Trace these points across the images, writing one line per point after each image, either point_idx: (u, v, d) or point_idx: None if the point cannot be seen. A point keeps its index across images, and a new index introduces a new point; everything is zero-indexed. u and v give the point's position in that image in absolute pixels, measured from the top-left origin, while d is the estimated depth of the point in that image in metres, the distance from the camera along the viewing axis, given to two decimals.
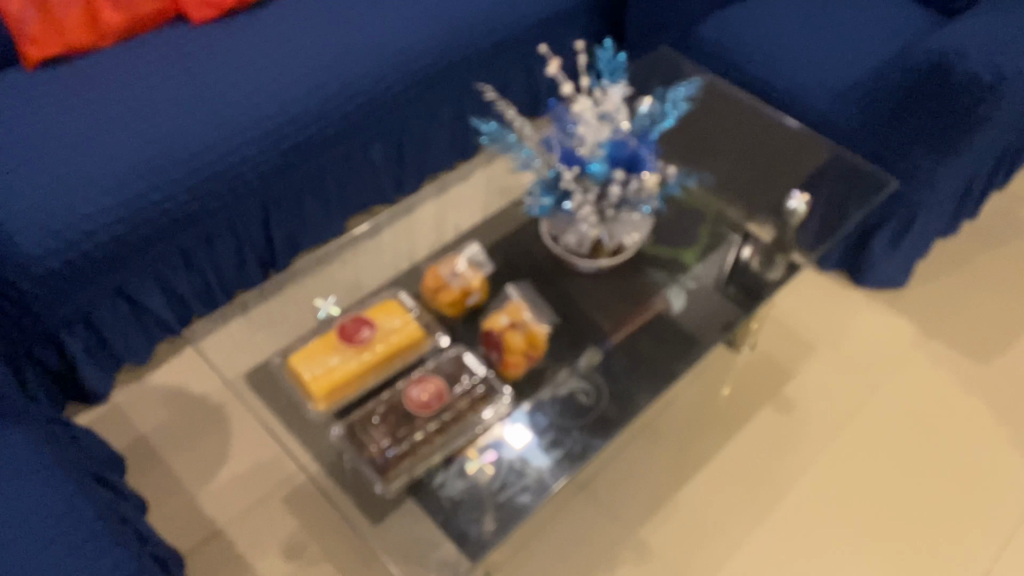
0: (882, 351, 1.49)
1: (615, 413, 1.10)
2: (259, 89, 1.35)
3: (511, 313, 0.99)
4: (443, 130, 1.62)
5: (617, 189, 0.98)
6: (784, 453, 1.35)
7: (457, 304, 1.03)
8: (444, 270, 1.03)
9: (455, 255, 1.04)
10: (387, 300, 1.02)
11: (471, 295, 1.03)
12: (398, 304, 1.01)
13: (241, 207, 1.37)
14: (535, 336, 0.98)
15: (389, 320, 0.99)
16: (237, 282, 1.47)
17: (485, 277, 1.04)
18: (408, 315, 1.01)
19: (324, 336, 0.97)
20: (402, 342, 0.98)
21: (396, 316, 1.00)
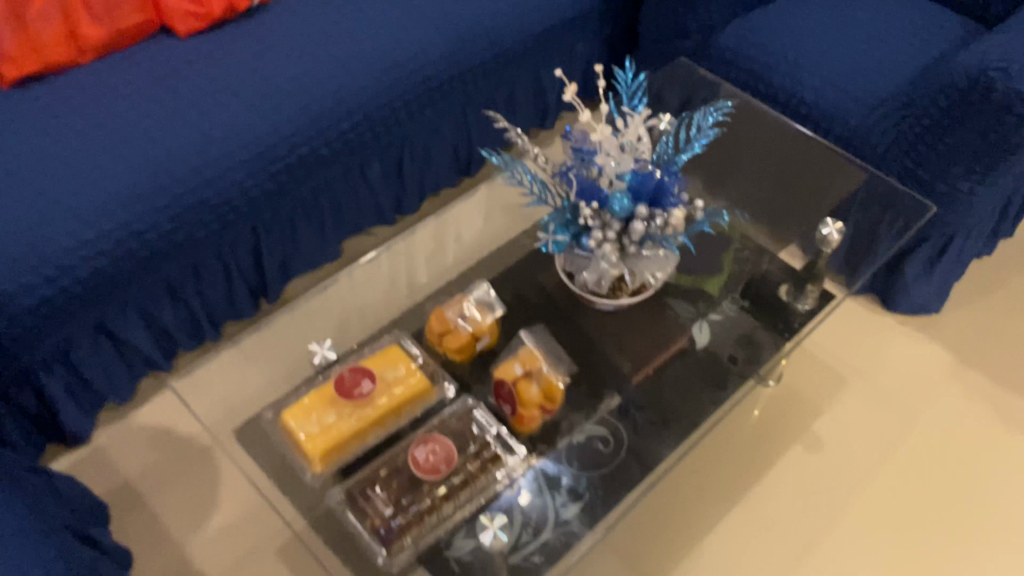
0: (913, 385, 1.42)
1: (641, 462, 1.05)
2: (250, 107, 1.26)
3: (525, 361, 0.90)
4: (447, 148, 1.53)
5: (641, 225, 0.89)
6: (813, 495, 1.28)
7: (465, 349, 0.95)
8: (451, 313, 0.94)
9: (465, 294, 0.96)
10: (388, 346, 0.93)
11: (481, 339, 0.95)
12: (400, 351, 0.93)
13: (232, 235, 1.28)
14: (552, 387, 0.89)
15: (391, 370, 0.90)
16: (228, 312, 1.38)
17: (496, 318, 0.95)
18: (410, 362, 0.92)
19: (319, 390, 0.88)
20: (407, 394, 0.89)
21: (399, 365, 0.91)
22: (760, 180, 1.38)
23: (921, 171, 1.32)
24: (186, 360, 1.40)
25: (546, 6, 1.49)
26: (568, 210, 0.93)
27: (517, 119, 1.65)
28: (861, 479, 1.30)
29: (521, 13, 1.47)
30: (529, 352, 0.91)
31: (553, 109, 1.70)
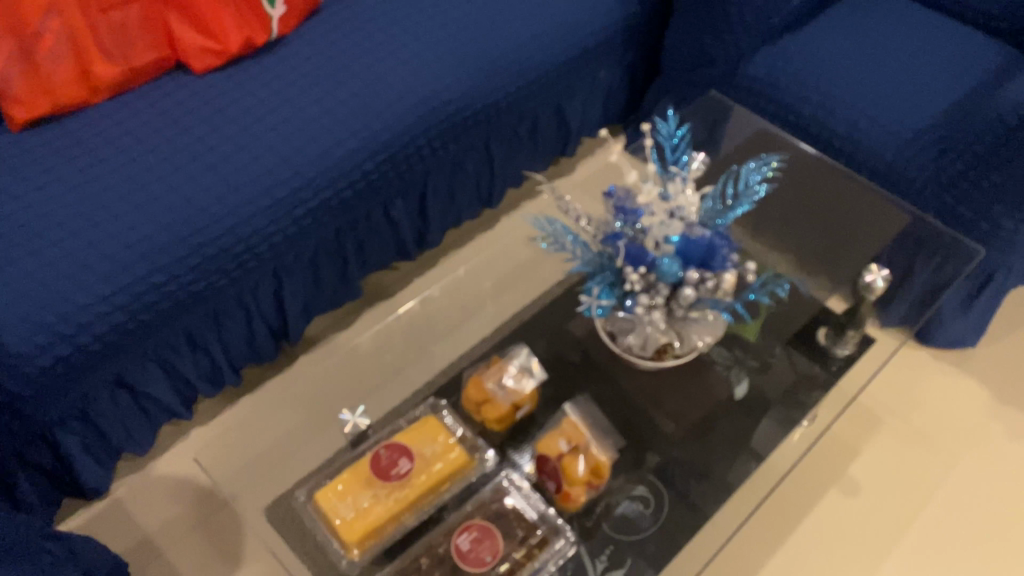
0: (954, 424, 1.37)
1: (684, 522, 1.01)
2: (270, 150, 1.21)
3: (569, 436, 0.87)
4: (469, 181, 1.49)
5: (692, 292, 0.85)
6: (853, 544, 1.24)
7: (505, 418, 0.92)
8: (490, 385, 0.90)
9: (505, 361, 0.92)
10: (425, 417, 0.89)
11: (521, 408, 0.92)
12: (438, 422, 0.89)
13: (252, 281, 1.24)
14: (598, 462, 0.86)
15: (427, 446, 0.87)
16: (248, 357, 1.34)
17: (536, 386, 0.91)
18: (448, 435, 0.89)
19: (354, 468, 0.85)
20: (446, 471, 0.86)
21: (436, 440, 0.87)
22: (804, 220, 1.39)
23: (963, 208, 1.27)
24: (205, 406, 1.36)
25: (570, 34, 1.45)
26: (612, 273, 0.89)
27: (540, 148, 1.60)
28: (902, 527, 1.26)
29: (545, 41, 1.42)
30: (570, 423, 0.89)
31: (576, 135, 1.66)
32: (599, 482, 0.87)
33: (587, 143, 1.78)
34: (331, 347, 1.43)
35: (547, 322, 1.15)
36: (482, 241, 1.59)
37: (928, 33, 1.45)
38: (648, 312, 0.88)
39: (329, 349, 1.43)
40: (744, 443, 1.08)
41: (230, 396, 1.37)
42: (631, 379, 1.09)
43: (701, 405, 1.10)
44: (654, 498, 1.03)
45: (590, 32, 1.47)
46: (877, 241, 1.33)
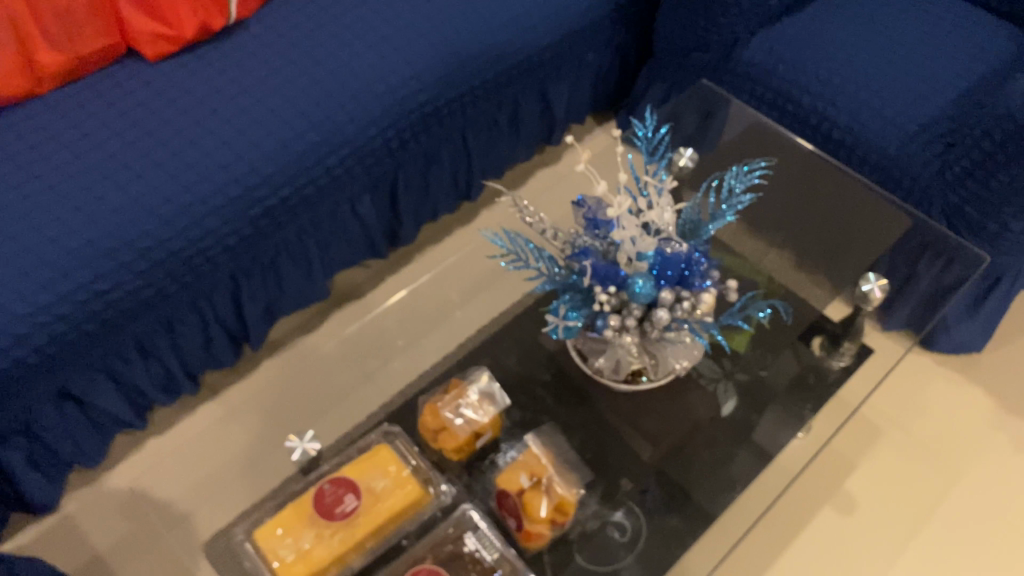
0: (955, 436, 1.29)
1: (661, 551, 0.94)
2: (224, 144, 1.12)
3: (532, 469, 0.79)
4: (445, 174, 1.40)
5: (666, 314, 0.77)
6: (846, 563, 1.17)
7: (463, 448, 0.84)
8: (446, 413, 0.83)
9: (464, 385, 0.85)
10: (376, 446, 0.82)
11: (481, 437, 0.84)
12: (390, 451, 0.82)
13: (207, 284, 1.17)
14: (563, 497, 0.79)
15: (377, 479, 0.80)
16: (206, 361, 1.27)
17: (501, 411, 0.85)
18: (400, 466, 0.81)
19: (297, 503, 0.78)
20: (396, 507, 0.79)
21: (387, 472, 0.80)
22: (804, 216, 1.29)
23: (970, 208, 1.19)
24: (162, 413, 1.29)
25: (553, 17, 1.35)
26: (581, 291, 0.81)
27: (522, 137, 1.51)
28: (898, 545, 1.19)
29: (526, 24, 1.33)
30: (532, 454, 0.81)
31: (561, 123, 1.57)
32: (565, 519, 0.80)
33: (574, 130, 1.70)
34: (298, 350, 1.36)
35: (513, 332, 1.05)
36: (459, 235, 1.51)
37: (937, 16, 1.35)
38: (620, 335, 0.80)
39: (296, 351, 1.36)
40: (728, 464, 1.01)
41: (190, 402, 1.30)
42: (612, 405, 1.01)
43: (682, 424, 1.01)
44: (632, 523, 0.95)
45: (575, 14, 1.38)
46: (872, 251, 1.23)
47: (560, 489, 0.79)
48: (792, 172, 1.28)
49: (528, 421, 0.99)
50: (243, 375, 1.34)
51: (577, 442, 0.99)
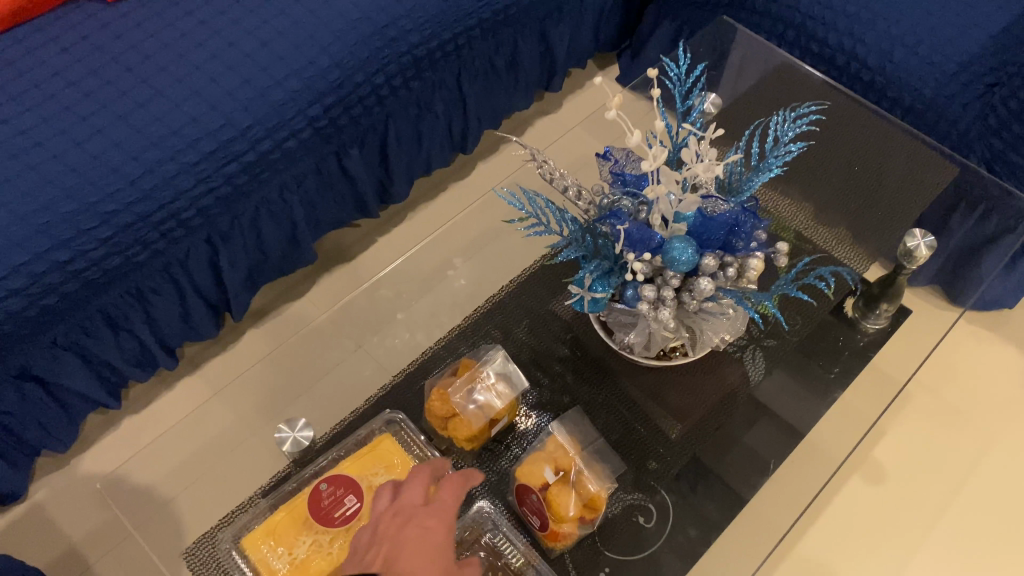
0: (988, 399, 1.20)
1: (695, 540, 0.88)
2: (194, 95, 1.00)
3: (568, 459, 0.79)
4: (439, 124, 1.28)
5: (711, 284, 0.68)
6: (876, 537, 1.08)
7: (477, 436, 0.81)
8: (457, 398, 0.81)
9: (478, 367, 0.83)
10: (377, 440, 0.81)
11: (496, 424, 0.82)
12: (393, 443, 0.81)
13: (182, 250, 1.05)
14: (590, 495, 0.78)
15: (381, 476, 0.78)
16: (184, 335, 1.17)
17: (519, 394, 0.82)
18: (404, 459, 0.80)
19: (292, 505, 0.76)
20: None
21: (386, 469, 0.79)
22: (835, 167, 1.12)
23: None
24: (138, 391, 1.19)
25: None
26: (608, 259, 0.72)
27: (520, 83, 1.39)
28: (934, 515, 1.10)
29: None
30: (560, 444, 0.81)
31: (562, 67, 1.44)
32: (593, 518, 0.78)
33: (575, 75, 1.57)
34: (283, 319, 1.26)
35: (523, 302, 0.99)
36: (455, 191, 1.39)
37: None
38: (655, 310, 0.71)
39: (282, 320, 1.26)
40: (744, 438, 0.94)
41: (167, 378, 1.21)
42: (633, 378, 0.92)
43: (711, 394, 0.92)
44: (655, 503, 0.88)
45: None
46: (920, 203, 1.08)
47: (591, 485, 0.78)
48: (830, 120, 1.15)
49: (555, 406, 0.91)
50: (225, 348, 1.23)
51: (601, 425, 0.89)
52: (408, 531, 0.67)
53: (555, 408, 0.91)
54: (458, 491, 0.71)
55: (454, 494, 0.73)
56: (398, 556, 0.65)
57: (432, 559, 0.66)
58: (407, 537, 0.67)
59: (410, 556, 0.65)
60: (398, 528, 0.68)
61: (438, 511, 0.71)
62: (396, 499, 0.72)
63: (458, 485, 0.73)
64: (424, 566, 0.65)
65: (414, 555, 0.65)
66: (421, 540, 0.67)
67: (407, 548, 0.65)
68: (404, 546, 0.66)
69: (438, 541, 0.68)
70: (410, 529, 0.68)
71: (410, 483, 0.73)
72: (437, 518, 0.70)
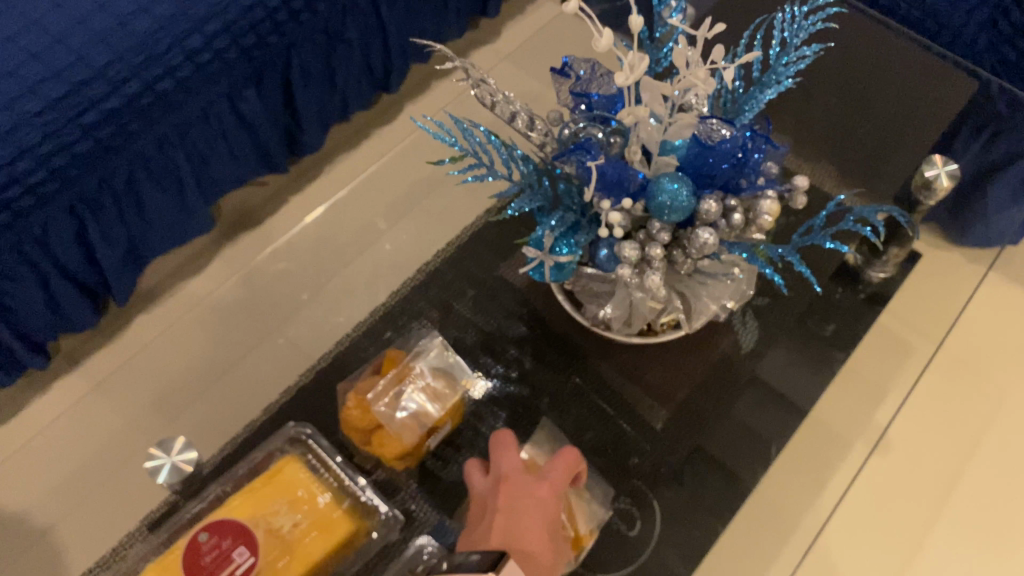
0: (998, 342, 1.04)
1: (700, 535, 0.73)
2: (34, 25, 0.78)
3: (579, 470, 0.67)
4: (355, 57, 1.07)
5: (713, 236, 0.51)
6: (885, 512, 0.93)
7: (413, 450, 0.67)
8: (381, 406, 0.66)
9: (409, 363, 0.68)
10: (278, 467, 0.64)
11: (439, 431, 0.68)
12: (301, 471, 0.64)
13: (36, 223, 0.84)
14: (574, 530, 0.67)
15: (284, 515, 0.62)
16: (55, 326, 0.96)
17: (463, 394, 0.69)
18: (312, 489, 0.63)
19: (160, 566, 0.59)
20: (309, 553, 0.61)
21: (287, 508, 0.62)
22: (833, 90, 0.92)
23: None
24: (4, 397, 0.98)
25: None
26: (572, 209, 0.55)
27: (451, 7, 1.18)
28: (946, 488, 0.94)
29: None
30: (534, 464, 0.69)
31: None
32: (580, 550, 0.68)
33: None
34: (179, 298, 1.06)
35: (464, 268, 0.81)
36: (379, 137, 1.19)
37: None
38: (640, 274, 0.54)
39: (180, 299, 1.06)
40: (735, 408, 0.76)
41: (39, 379, 1.00)
42: (606, 357, 0.75)
43: (697, 364, 0.75)
44: (644, 516, 0.73)
45: None
46: (935, 124, 0.89)
47: (582, 518, 0.68)
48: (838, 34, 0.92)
49: (511, 403, 0.75)
50: (110, 337, 1.03)
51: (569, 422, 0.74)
52: (527, 507, 0.60)
53: (512, 405, 0.75)
54: (573, 467, 0.63)
55: (568, 462, 0.65)
56: (516, 539, 0.59)
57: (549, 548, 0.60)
58: (526, 516, 0.60)
59: (533, 542, 0.58)
60: (514, 501, 0.61)
61: (552, 483, 0.63)
62: (497, 464, 0.64)
63: (569, 456, 0.65)
64: (543, 557, 0.59)
65: (534, 545, 0.59)
66: (538, 520, 0.60)
67: (522, 533, 0.59)
68: (524, 526, 0.59)
69: (554, 522, 0.61)
70: (527, 504, 0.61)
71: (505, 446, 0.65)
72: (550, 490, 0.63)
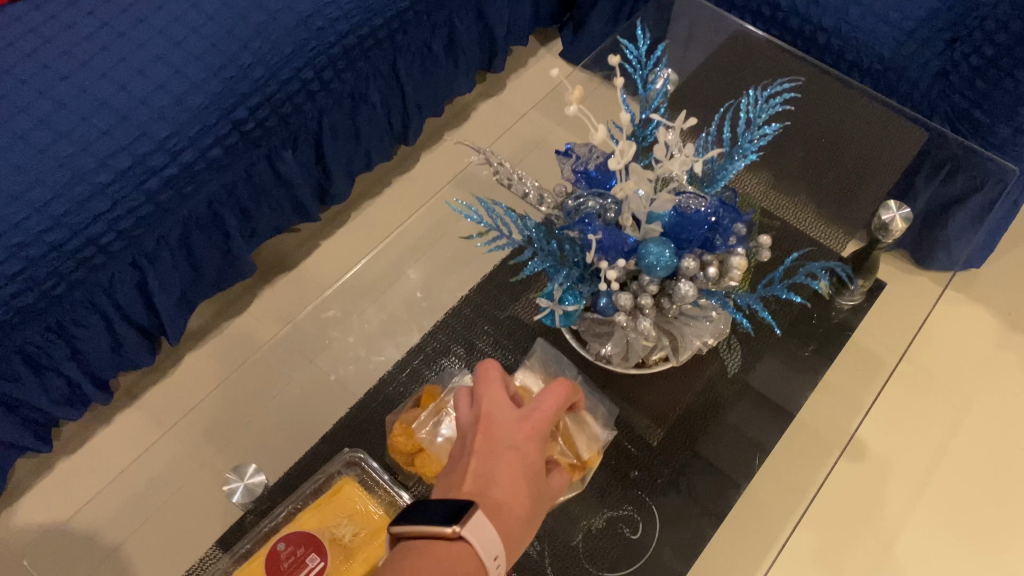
0: (964, 360, 1.15)
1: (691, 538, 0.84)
2: (103, 105, 0.89)
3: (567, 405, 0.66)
4: (377, 116, 1.20)
5: (691, 288, 0.62)
6: (863, 517, 1.03)
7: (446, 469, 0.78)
8: (423, 432, 0.77)
9: (443, 396, 0.81)
10: (337, 484, 0.78)
11: None
12: (357, 489, 0.78)
13: (104, 277, 0.96)
14: (578, 456, 0.79)
15: (345, 526, 0.75)
16: (117, 365, 1.08)
17: None
18: (367, 504, 0.77)
19: (248, 570, 0.72)
20: (368, 556, 0.74)
21: (347, 519, 0.76)
22: (799, 141, 1.03)
23: (978, 111, 1.02)
24: (72, 429, 1.10)
25: None
26: (577, 266, 0.66)
27: (461, 65, 1.31)
28: (917, 494, 1.05)
29: None
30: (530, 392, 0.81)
31: (503, 48, 1.36)
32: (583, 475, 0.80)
33: (516, 53, 1.49)
34: (225, 337, 1.18)
35: (482, 310, 0.94)
36: (399, 186, 1.32)
37: None
38: (633, 319, 0.66)
39: (225, 339, 1.18)
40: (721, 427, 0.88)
41: (102, 413, 1.12)
42: (609, 386, 0.88)
43: (687, 391, 0.88)
44: (644, 521, 0.83)
45: None
46: (895, 168, 1.00)
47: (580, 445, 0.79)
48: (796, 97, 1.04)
49: None
50: (164, 374, 1.15)
51: None
52: (503, 452, 0.60)
53: None
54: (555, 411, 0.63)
55: (553, 402, 0.64)
56: (490, 484, 0.58)
57: (524, 497, 0.58)
58: (502, 462, 0.59)
59: (505, 490, 0.57)
60: (492, 446, 0.60)
61: (534, 426, 0.62)
62: (479, 402, 0.64)
63: (557, 396, 0.64)
64: (515, 504, 0.57)
65: (505, 494, 0.57)
66: (515, 467, 0.59)
67: (498, 479, 0.58)
68: (499, 470, 0.58)
69: (533, 469, 0.60)
70: (503, 449, 0.60)
71: (489, 384, 0.65)
72: (530, 434, 0.62)
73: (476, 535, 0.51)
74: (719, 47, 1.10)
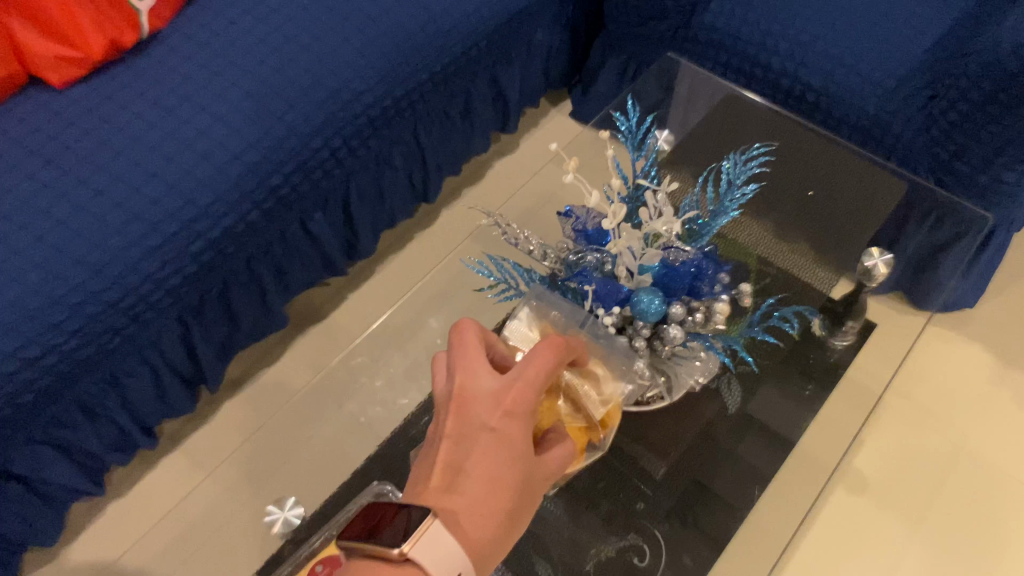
0: (958, 395, 1.21)
1: (691, 566, 0.91)
2: (153, 176, 0.99)
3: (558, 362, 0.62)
4: (400, 179, 1.30)
5: (679, 331, 0.71)
6: (863, 546, 1.08)
7: None
8: None
9: None
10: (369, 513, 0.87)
11: None
12: None
13: (153, 332, 1.05)
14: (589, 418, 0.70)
15: None
16: (162, 412, 1.17)
17: None
18: None
19: None
20: None
21: None
22: (789, 192, 1.09)
23: (958, 162, 1.09)
24: (121, 474, 1.19)
25: None
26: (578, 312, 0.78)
27: (476, 127, 1.40)
28: (916, 525, 1.10)
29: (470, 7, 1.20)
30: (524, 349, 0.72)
31: (515, 110, 1.46)
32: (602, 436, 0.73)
33: (529, 113, 1.60)
34: (261, 385, 1.27)
35: None
36: (421, 241, 1.41)
37: None
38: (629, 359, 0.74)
39: (260, 386, 1.27)
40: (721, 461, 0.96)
41: (149, 458, 1.21)
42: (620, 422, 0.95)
43: (691, 426, 0.95)
44: (650, 548, 0.90)
45: None
46: (875, 219, 1.07)
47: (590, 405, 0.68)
48: (783, 152, 1.11)
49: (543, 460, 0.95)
50: (204, 419, 1.24)
51: (586, 472, 0.92)
52: (477, 438, 0.57)
53: None
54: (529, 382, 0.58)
55: (537, 368, 0.60)
56: (461, 478, 0.57)
57: (502, 483, 0.57)
58: (474, 448, 0.57)
59: (476, 482, 0.56)
60: (465, 429, 0.58)
61: (512, 398, 0.59)
62: (455, 374, 0.61)
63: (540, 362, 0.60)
64: (488, 495, 0.56)
65: (476, 488, 0.56)
66: (489, 452, 0.57)
67: (470, 472, 0.56)
68: (471, 460, 0.57)
69: (513, 449, 0.57)
70: (477, 432, 0.58)
71: (465, 350, 0.62)
72: (509, 408, 0.59)
73: (428, 553, 0.51)
74: (716, 107, 1.18)
